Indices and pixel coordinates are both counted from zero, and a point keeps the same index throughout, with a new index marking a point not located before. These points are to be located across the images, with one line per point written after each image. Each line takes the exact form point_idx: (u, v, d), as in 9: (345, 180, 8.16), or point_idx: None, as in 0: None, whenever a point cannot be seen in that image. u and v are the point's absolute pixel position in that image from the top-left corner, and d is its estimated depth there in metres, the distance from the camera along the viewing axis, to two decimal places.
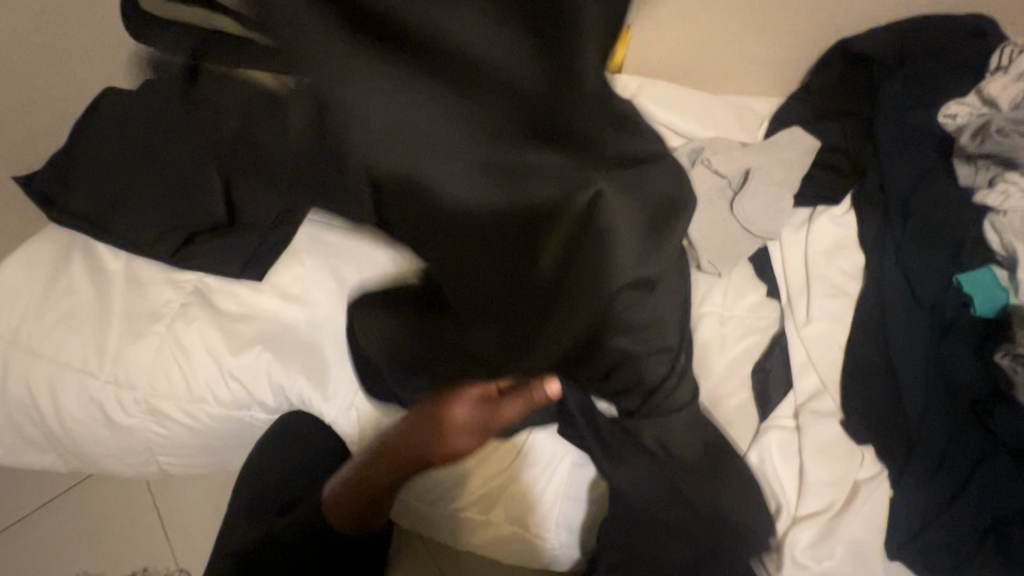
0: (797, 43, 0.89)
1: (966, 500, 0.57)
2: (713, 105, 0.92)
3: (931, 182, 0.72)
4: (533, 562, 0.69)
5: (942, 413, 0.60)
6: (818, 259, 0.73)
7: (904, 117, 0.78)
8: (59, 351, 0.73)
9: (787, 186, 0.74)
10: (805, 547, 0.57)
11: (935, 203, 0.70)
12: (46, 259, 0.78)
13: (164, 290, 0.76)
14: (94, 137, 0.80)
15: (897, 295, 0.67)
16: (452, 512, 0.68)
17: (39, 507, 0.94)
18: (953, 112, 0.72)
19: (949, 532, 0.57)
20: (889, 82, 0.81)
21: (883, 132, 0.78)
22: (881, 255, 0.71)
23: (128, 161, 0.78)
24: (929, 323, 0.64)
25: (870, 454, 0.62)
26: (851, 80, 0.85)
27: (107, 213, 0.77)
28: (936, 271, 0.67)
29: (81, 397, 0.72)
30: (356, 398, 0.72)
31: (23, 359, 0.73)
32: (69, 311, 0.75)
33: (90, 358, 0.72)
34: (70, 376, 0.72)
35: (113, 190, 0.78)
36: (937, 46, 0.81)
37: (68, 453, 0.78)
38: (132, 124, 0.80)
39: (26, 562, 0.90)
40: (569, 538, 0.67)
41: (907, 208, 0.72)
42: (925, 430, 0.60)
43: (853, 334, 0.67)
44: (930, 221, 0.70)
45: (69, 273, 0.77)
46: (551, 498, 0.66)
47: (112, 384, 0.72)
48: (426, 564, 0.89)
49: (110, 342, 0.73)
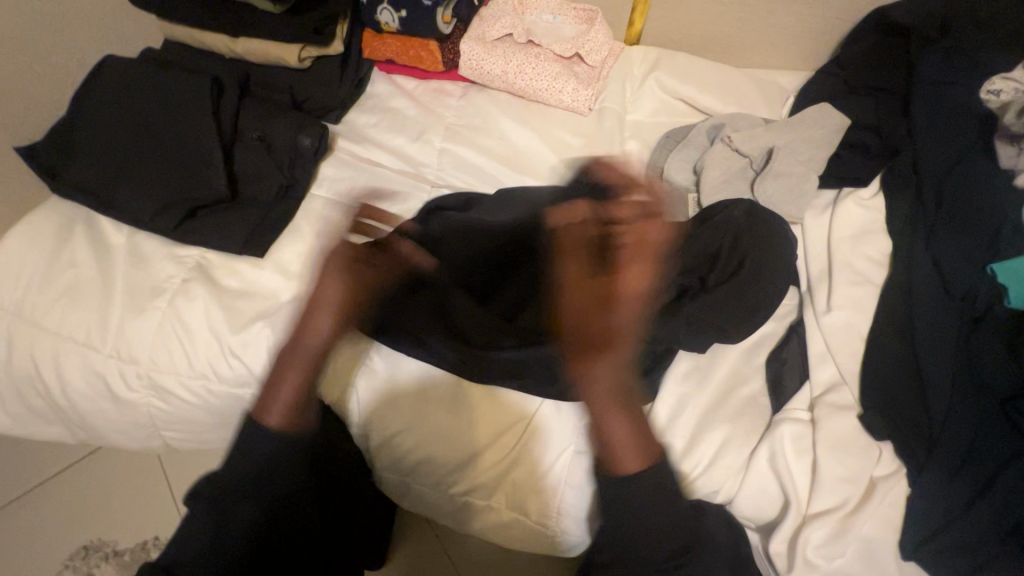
0: (827, 14, 0.84)
1: (991, 500, 0.53)
2: (735, 79, 0.87)
3: (972, 165, 0.67)
4: (536, 546, 0.68)
5: (968, 404, 0.56)
6: (842, 245, 0.69)
7: (944, 93, 0.73)
8: (63, 324, 0.72)
9: (810, 167, 0.72)
10: (816, 546, 0.55)
11: (972, 184, 0.66)
12: (48, 230, 0.77)
13: (166, 265, 0.75)
14: (95, 107, 0.78)
15: (924, 286, 0.63)
16: (452, 496, 0.68)
17: (51, 475, 0.95)
18: (996, 89, 0.70)
19: (971, 532, 0.53)
20: (929, 56, 0.76)
21: (920, 110, 0.73)
22: (910, 243, 0.67)
23: (130, 132, 0.77)
24: (959, 316, 0.61)
25: (888, 452, 0.59)
26: (885, 53, 0.80)
27: (107, 185, 0.76)
28: (965, 256, 0.63)
29: (85, 371, 0.72)
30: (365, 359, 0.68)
31: (27, 330, 0.73)
32: (71, 285, 0.74)
33: (93, 332, 0.72)
34: (74, 350, 0.72)
35: (114, 160, 0.76)
36: (985, 16, 0.75)
37: (74, 425, 0.78)
38: (133, 93, 0.78)
39: (35, 527, 0.92)
40: (572, 524, 0.65)
41: (941, 192, 0.68)
42: (946, 425, 0.57)
43: (876, 324, 0.64)
44: (969, 204, 0.65)
45: (72, 246, 0.76)
46: (550, 489, 0.64)
47: (114, 358, 0.72)
48: (428, 540, 0.90)
49: (114, 316, 0.72)
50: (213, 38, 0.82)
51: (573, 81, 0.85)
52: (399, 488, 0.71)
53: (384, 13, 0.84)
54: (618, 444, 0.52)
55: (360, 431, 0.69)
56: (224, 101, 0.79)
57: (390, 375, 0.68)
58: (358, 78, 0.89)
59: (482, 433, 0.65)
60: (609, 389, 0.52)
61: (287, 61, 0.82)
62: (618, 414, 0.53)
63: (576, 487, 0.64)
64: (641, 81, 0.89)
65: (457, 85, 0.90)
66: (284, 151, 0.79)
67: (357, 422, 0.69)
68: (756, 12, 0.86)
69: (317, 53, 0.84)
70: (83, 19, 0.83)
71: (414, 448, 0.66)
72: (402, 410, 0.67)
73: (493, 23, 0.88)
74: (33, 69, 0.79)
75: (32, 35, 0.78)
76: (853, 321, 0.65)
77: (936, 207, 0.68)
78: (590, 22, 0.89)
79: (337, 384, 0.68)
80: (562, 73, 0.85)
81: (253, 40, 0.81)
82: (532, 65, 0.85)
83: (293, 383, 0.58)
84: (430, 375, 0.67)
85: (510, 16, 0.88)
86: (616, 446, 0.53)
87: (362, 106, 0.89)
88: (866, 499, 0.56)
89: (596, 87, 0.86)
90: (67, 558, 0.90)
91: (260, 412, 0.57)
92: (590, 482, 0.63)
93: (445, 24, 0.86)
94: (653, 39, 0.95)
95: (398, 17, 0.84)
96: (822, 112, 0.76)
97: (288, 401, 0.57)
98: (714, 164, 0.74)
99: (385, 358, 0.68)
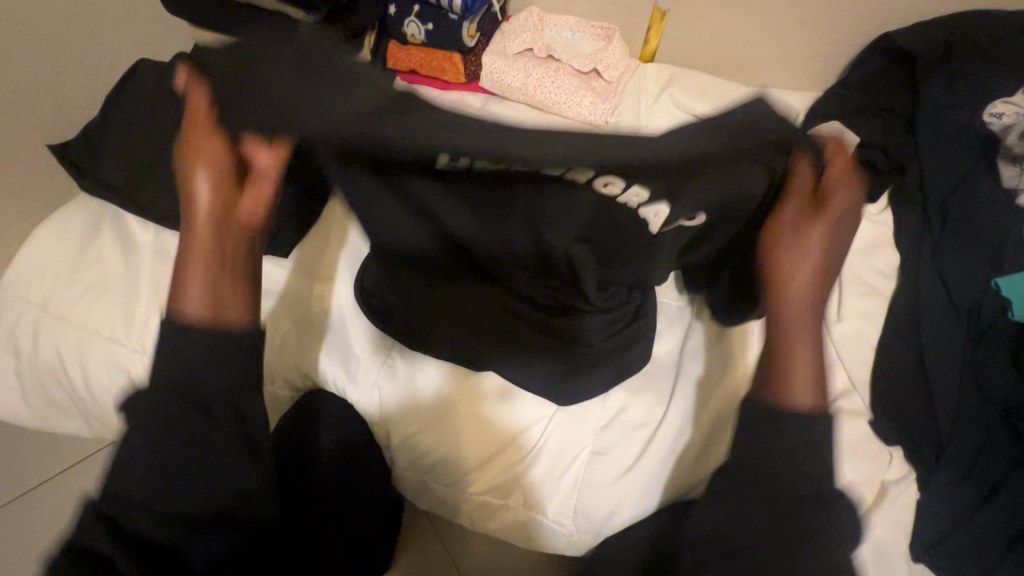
0: (838, 36, 0.87)
1: (997, 506, 0.55)
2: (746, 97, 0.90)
3: (975, 185, 0.70)
4: (548, 546, 0.69)
5: (974, 414, 0.59)
6: (852, 257, 0.72)
7: (948, 115, 0.76)
8: (88, 318, 0.74)
9: None
10: None
11: (975, 202, 0.69)
12: (77, 226, 0.78)
13: None
14: (128, 107, 0.80)
15: (931, 299, 0.66)
16: (468, 495, 0.69)
17: (60, 472, 0.95)
18: (998, 112, 0.73)
19: (977, 536, 0.56)
20: (932, 81, 0.79)
21: (927, 130, 0.76)
22: (916, 257, 0.70)
23: (161, 133, 0.79)
24: (964, 328, 0.63)
25: (898, 457, 0.61)
26: (891, 76, 0.84)
27: (136, 183, 0.78)
28: (971, 270, 0.66)
29: (109, 365, 0.73)
30: (381, 365, 0.70)
31: (53, 323, 0.74)
32: (98, 280, 0.75)
33: (119, 327, 0.73)
34: (98, 343, 0.73)
35: (144, 160, 0.78)
36: (990, 43, 0.78)
37: (92, 419, 0.79)
38: (166, 95, 0.80)
39: (43, 523, 0.92)
40: (585, 522, 0.66)
41: (946, 209, 0.71)
42: (957, 434, 0.59)
43: (886, 335, 0.66)
44: (974, 221, 0.68)
45: (99, 242, 0.77)
46: (563, 487, 0.66)
47: (138, 352, 0.73)
48: (434, 543, 0.91)
49: (139, 312, 0.73)
50: None
51: (590, 95, 0.88)
52: (416, 487, 0.72)
53: (411, 26, 0.89)
54: (790, 375, 0.47)
55: (381, 427, 0.70)
56: None
57: (411, 375, 0.69)
58: None
59: (501, 430, 0.67)
60: (804, 294, 0.48)
61: None
62: (807, 320, 0.48)
63: (593, 485, 0.65)
64: (655, 96, 0.92)
65: (476, 95, 0.92)
66: None
67: (376, 419, 0.71)
68: (767, 34, 0.89)
69: None
70: (119, 25, 0.86)
71: (433, 445, 0.68)
72: (422, 409, 0.68)
73: (514, 38, 0.91)
74: (69, 69, 0.82)
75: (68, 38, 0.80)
76: (864, 331, 0.67)
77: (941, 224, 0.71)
78: (607, 39, 0.93)
79: (359, 381, 0.70)
80: (580, 88, 0.88)
81: None
82: (551, 79, 0.89)
83: (196, 269, 0.48)
84: (446, 378, 0.68)
85: (530, 33, 0.91)
86: (795, 372, 0.47)
87: None
88: (878, 503, 0.58)
89: (613, 101, 0.89)
90: None
91: (173, 304, 0.48)
92: (606, 481, 0.65)
93: (470, 38, 0.89)
94: (667, 55, 0.98)
95: (425, 30, 0.88)
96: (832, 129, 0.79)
97: (201, 284, 0.48)
98: None
99: (407, 360, 0.69)
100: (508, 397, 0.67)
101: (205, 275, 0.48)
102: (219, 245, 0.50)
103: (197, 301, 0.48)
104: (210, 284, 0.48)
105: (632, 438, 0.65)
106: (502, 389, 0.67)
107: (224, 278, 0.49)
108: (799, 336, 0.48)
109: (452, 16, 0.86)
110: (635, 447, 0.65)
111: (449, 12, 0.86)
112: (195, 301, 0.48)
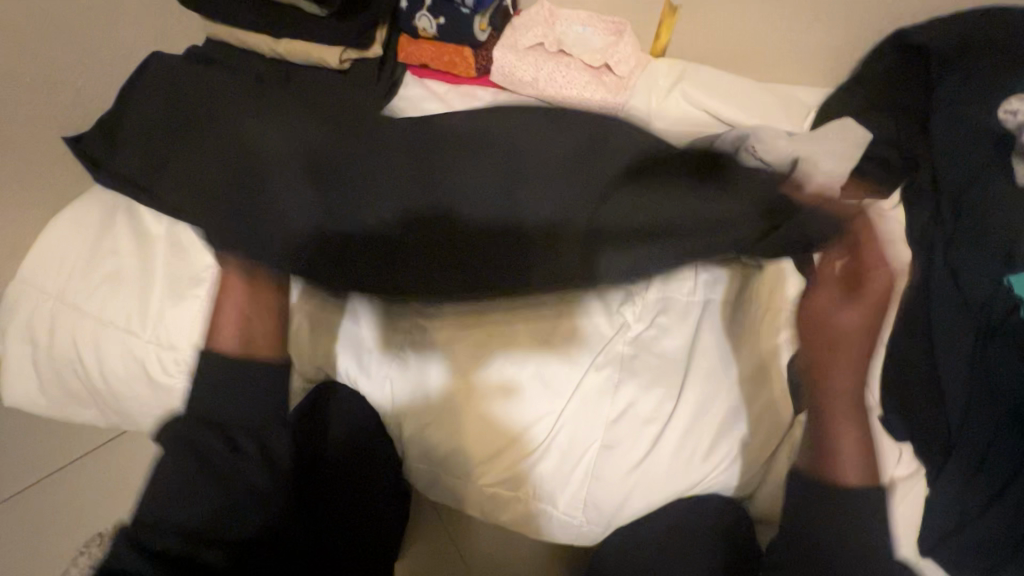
0: (851, 32, 0.86)
1: (1006, 502, 0.56)
2: (757, 93, 0.90)
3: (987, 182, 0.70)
4: (558, 537, 0.70)
5: (985, 413, 0.59)
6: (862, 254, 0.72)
7: (961, 112, 0.76)
8: (104, 309, 0.75)
9: (833, 179, 0.75)
10: None
11: (987, 199, 0.69)
12: (92, 218, 0.79)
13: (205, 255, 0.77)
14: (142, 100, 0.81)
15: (943, 296, 0.66)
16: (478, 486, 0.69)
17: (73, 462, 0.97)
18: (1013, 108, 0.71)
19: (987, 533, 0.56)
20: (947, 76, 0.79)
21: (939, 127, 0.76)
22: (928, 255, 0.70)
23: (176, 126, 0.79)
24: (975, 326, 0.63)
25: (907, 453, 0.61)
26: (905, 72, 0.83)
27: (150, 175, 0.78)
28: (983, 268, 0.66)
29: (124, 355, 0.74)
30: (392, 360, 0.71)
31: (70, 314, 0.75)
32: (113, 271, 0.76)
33: (133, 318, 0.74)
34: (114, 334, 0.74)
35: (158, 153, 0.79)
36: (1004, 40, 0.78)
37: (107, 408, 0.80)
38: (180, 87, 0.81)
39: (56, 512, 0.93)
40: (595, 513, 0.67)
41: (959, 206, 0.71)
42: (968, 431, 0.59)
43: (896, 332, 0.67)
44: (987, 218, 0.68)
45: (113, 235, 0.78)
46: (572, 479, 0.67)
47: (153, 343, 0.74)
48: (442, 537, 0.91)
49: (153, 304, 0.74)
50: (257, 39, 0.86)
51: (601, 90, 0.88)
52: (426, 479, 0.73)
53: (423, 20, 0.88)
54: (836, 454, 0.55)
55: (392, 419, 0.71)
56: (266, 99, 0.82)
57: (421, 368, 0.69)
58: (393, 80, 0.91)
59: (510, 421, 0.67)
60: (841, 391, 0.57)
61: (327, 63, 0.86)
62: (847, 401, 0.57)
63: (602, 477, 0.66)
64: (666, 91, 0.92)
65: (487, 91, 0.93)
66: None
67: (389, 413, 0.71)
68: (779, 31, 0.89)
69: (356, 56, 0.87)
70: (132, 18, 0.86)
71: (444, 436, 0.68)
72: (434, 401, 0.69)
73: (525, 33, 0.91)
74: (84, 62, 0.82)
75: (82, 30, 0.80)
76: None
77: (954, 221, 0.70)
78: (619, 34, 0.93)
79: (372, 373, 0.72)
80: (590, 83, 0.89)
81: (296, 41, 0.85)
82: (562, 74, 0.89)
83: (229, 329, 0.60)
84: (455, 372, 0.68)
85: (542, 27, 0.91)
86: (844, 459, 0.55)
87: (395, 108, 0.91)
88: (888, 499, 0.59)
89: (623, 97, 0.89)
90: (83, 545, 0.91)
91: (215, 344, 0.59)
92: (615, 473, 0.66)
93: (481, 32, 0.89)
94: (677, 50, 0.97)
95: (436, 24, 0.88)
96: (845, 126, 0.79)
97: (236, 327, 0.60)
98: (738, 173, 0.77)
99: (418, 354, 0.70)
100: (511, 392, 0.68)
101: (248, 318, 0.62)
102: (269, 308, 0.64)
103: (230, 340, 0.59)
104: (238, 335, 0.59)
105: (639, 430, 0.66)
106: (505, 382, 0.68)
107: (258, 312, 0.63)
108: (845, 431, 0.55)
109: (464, 10, 0.86)
110: (644, 441, 0.66)
111: (462, 6, 0.86)
112: (226, 345, 0.59)
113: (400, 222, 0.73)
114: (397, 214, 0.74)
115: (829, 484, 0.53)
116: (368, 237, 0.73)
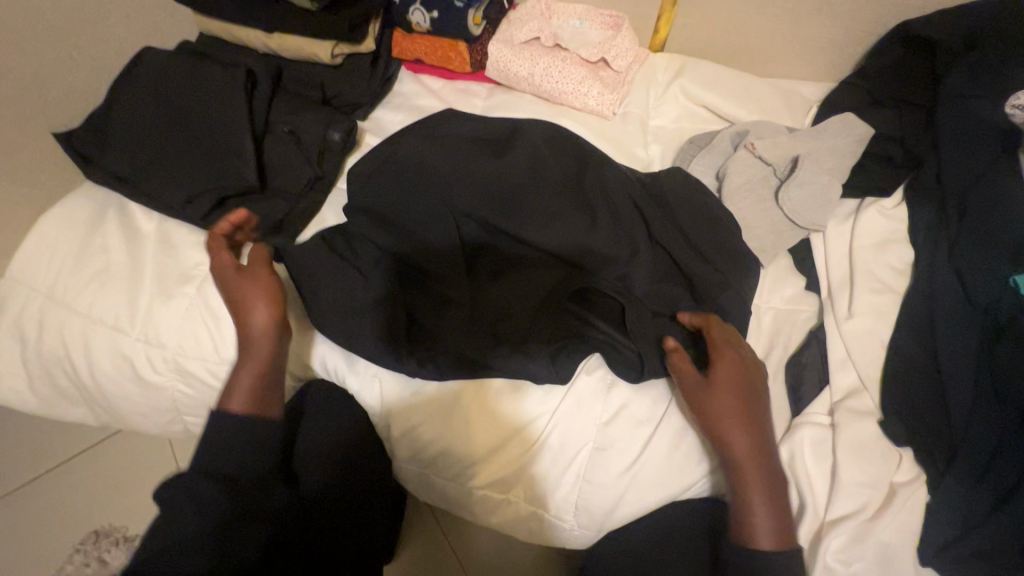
0: (854, 25, 0.84)
1: (1011, 510, 0.54)
2: (758, 89, 0.88)
3: (996, 177, 0.68)
4: (549, 538, 0.69)
5: (989, 416, 0.57)
6: (864, 252, 0.70)
7: (969, 106, 0.73)
8: (93, 307, 0.74)
9: (834, 176, 0.73)
10: (835, 550, 0.56)
11: (995, 195, 0.67)
12: (82, 215, 0.79)
13: (195, 252, 0.76)
14: (132, 95, 0.80)
15: (946, 296, 0.64)
16: (469, 486, 0.68)
17: (67, 460, 0.96)
18: (1021, 103, 0.69)
19: (991, 541, 0.54)
20: (954, 69, 0.76)
21: (947, 121, 0.74)
22: (932, 254, 0.68)
23: (165, 121, 0.79)
24: (980, 326, 0.61)
25: (907, 458, 0.60)
26: (910, 65, 0.81)
27: (141, 172, 0.78)
28: (988, 267, 0.64)
29: (112, 354, 0.74)
30: None
31: (59, 312, 0.75)
32: (102, 269, 0.75)
33: (122, 316, 0.73)
34: (102, 332, 0.73)
35: (148, 149, 0.78)
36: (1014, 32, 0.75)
37: (97, 406, 0.79)
38: (169, 82, 0.80)
39: (51, 509, 0.93)
40: (586, 515, 0.66)
41: (965, 202, 0.68)
42: (970, 436, 0.57)
43: (897, 333, 0.65)
44: (994, 215, 0.66)
45: (103, 232, 0.77)
46: (565, 480, 0.65)
47: (142, 341, 0.73)
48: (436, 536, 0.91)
49: (142, 302, 0.74)
50: (249, 33, 0.85)
51: (598, 85, 0.86)
52: (417, 479, 0.72)
53: (416, 14, 0.86)
54: (752, 520, 0.55)
55: (382, 418, 0.70)
56: (257, 95, 0.81)
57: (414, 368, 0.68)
58: (387, 76, 0.91)
59: (503, 420, 0.66)
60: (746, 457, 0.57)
61: (319, 58, 0.85)
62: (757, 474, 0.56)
63: (595, 478, 0.64)
64: (665, 86, 0.90)
65: (482, 86, 0.93)
66: (314, 147, 0.80)
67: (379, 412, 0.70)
68: (781, 24, 0.87)
69: (349, 50, 0.86)
70: (123, 13, 0.85)
71: (435, 437, 0.67)
72: (425, 400, 0.67)
73: (521, 27, 0.89)
74: (75, 57, 0.82)
75: (71, 26, 0.80)
76: (874, 329, 0.65)
77: (960, 217, 0.68)
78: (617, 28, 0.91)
79: (361, 371, 0.70)
80: (587, 77, 0.86)
81: (288, 35, 0.84)
82: (559, 69, 0.86)
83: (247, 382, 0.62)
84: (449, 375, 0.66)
85: (538, 21, 0.90)
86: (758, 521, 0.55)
87: (388, 104, 0.90)
88: (887, 506, 0.57)
89: (621, 92, 0.87)
90: (77, 544, 0.91)
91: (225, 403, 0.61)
92: (609, 476, 0.64)
93: (475, 26, 0.87)
94: (677, 46, 0.96)
95: (430, 17, 0.86)
96: (847, 121, 0.77)
97: (250, 389, 0.62)
98: (736, 170, 0.75)
99: None
100: (513, 392, 0.66)
101: (261, 368, 0.63)
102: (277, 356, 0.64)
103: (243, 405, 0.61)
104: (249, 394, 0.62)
105: (635, 431, 0.64)
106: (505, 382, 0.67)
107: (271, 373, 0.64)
108: (755, 493, 0.56)
109: (458, 4, 0.85)
110: (639, 443, 0.64)
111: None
112: (238, 404, 0.61)
113: (458, 249, 0.68)
114: (448, 239, 0.68)
115: (749, 554, 0.54)
116: (427, 253, 0.69)
